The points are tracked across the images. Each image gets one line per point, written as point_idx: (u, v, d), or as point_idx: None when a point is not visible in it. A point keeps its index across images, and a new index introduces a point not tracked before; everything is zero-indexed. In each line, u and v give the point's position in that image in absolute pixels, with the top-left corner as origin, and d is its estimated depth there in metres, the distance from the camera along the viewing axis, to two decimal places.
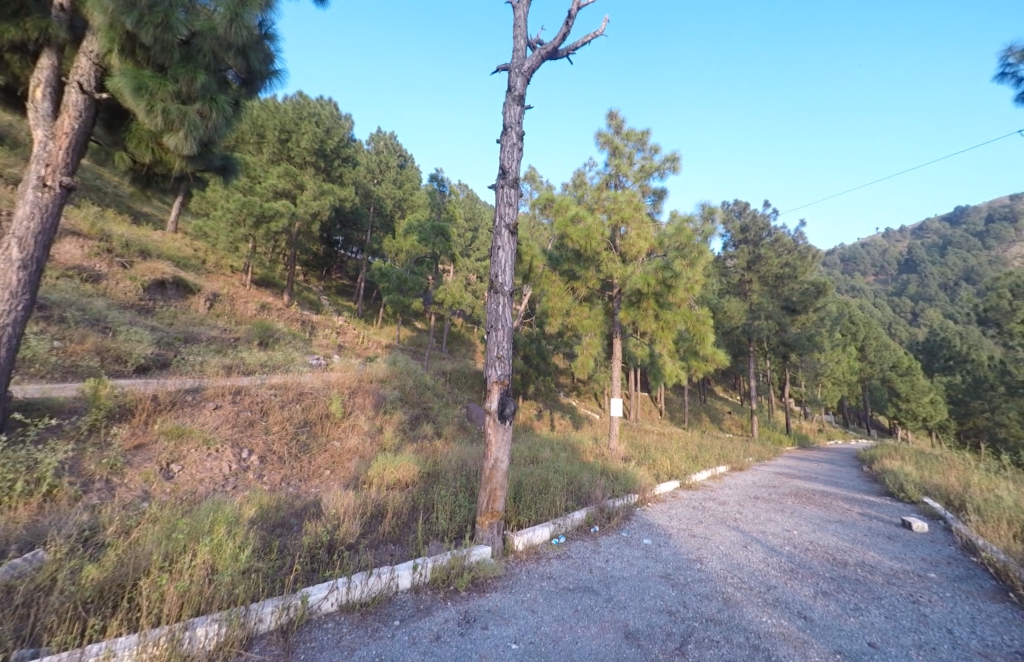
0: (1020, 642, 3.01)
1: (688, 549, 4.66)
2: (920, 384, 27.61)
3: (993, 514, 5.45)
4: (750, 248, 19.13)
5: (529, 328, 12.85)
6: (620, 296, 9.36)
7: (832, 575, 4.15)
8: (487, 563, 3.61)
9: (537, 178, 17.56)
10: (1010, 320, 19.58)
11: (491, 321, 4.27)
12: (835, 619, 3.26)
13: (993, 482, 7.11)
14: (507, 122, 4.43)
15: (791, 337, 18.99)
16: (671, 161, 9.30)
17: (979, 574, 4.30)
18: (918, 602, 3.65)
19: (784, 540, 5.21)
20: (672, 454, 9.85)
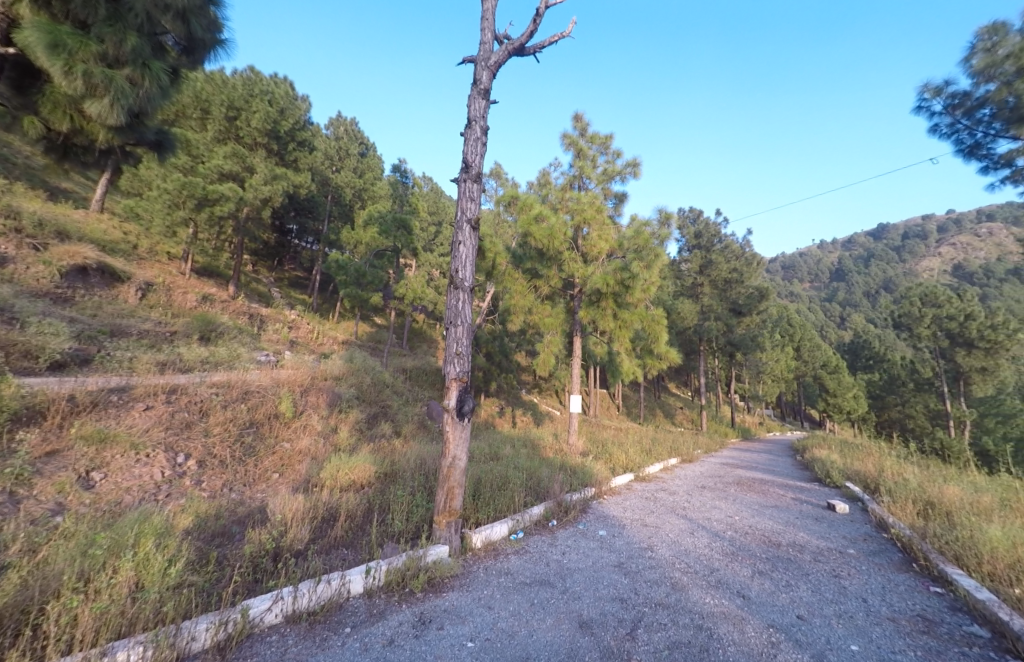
0: (923, 607, 3.35)
1: (640, 538, 4.83)
2: (846, 379, 29.86)
3: (902, 493, 6.06)
4: (702, 253, 20.09)
5: (491, 326, 12.81)
6: (581, 295, 9.51)
7: (768, 556, 4.45)
8: (444, 562, 3.57)
9: (502, 174, 17.51)
10: (920, 324, 21.82)
11: (450, 316, 4.20)
12: (769, 596, 3.48)
13: (904, 468, 7.90)
14: (471, 115, 4.35)
15: (737, 338, 20.18)
16: (633, 166, 9.55)
17: (891, 547, 4.77)
18: (840, 576, 3.98)
19: (727, 525, 5.53)
20: (628, 448, 10.19)
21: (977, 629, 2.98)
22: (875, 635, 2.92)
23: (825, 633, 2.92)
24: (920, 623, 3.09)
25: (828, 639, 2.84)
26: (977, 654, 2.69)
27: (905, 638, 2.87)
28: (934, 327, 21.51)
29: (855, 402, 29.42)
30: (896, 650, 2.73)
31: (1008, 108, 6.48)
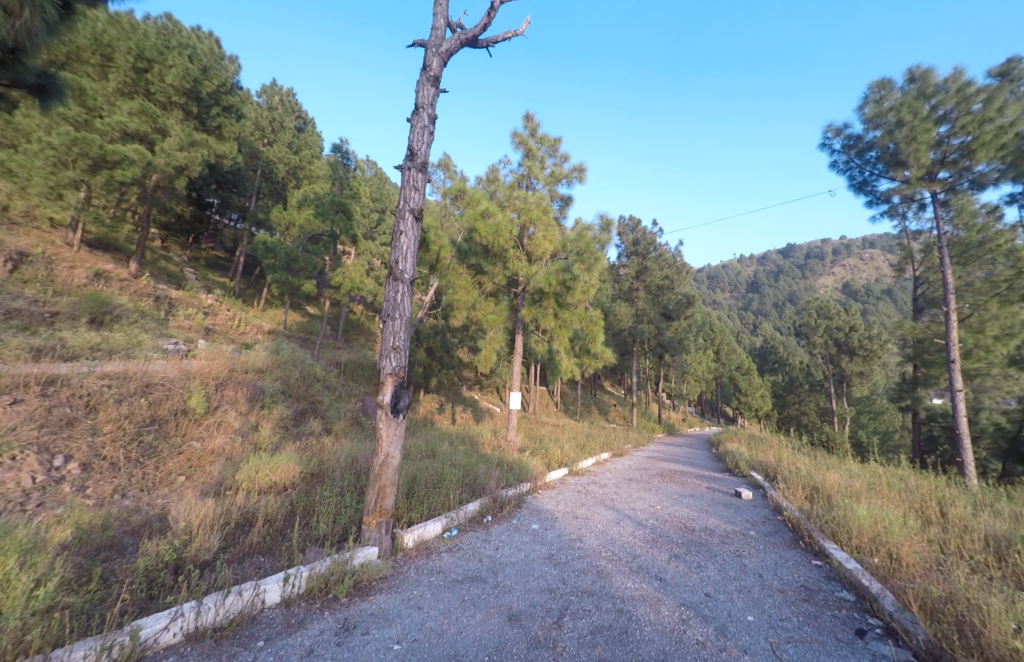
0: (806, 578, 3.82)
1: (571, 530, 5.00)
2: (755, 380, 32.73)
3: (795, 480, 6.86)
4: (639, 259, 21.19)
5: (433, 320, 12.56)
6: (525, 293, 9.60)
7: (683, 541, 4.82)
8: (373, 565, 3.43)
9: (451, 166, 17.22)
10: (816, 334, 24.80)
11: (388, 309, 4.03)
12: (683, 577, 3.76)
13: (798, 458, 8.94)
14: (419, 101, 4.20)
15: (666, 340, 21.59)
16: (579, 172, 9.80)
17: (784, 528, 5.38)
18: (742, 555, 4.42)
19: (649, 514, 5.90)
20: (563, 444, 10.52)
21: (847, 594, 3.44)
22: (767, 606, 3.26)
23: (727, 607, 3.22)
24: (804, 592, 3.51)
25: (730, 613, 3.14)
26: (846, 615, 3.10)
27: (791, 606, 3.25)
28: (826, 336, 24.54)
29: (763, 401, 32.75)
30: (783, 617, 3.07)
31: (884, 153, 9.87)
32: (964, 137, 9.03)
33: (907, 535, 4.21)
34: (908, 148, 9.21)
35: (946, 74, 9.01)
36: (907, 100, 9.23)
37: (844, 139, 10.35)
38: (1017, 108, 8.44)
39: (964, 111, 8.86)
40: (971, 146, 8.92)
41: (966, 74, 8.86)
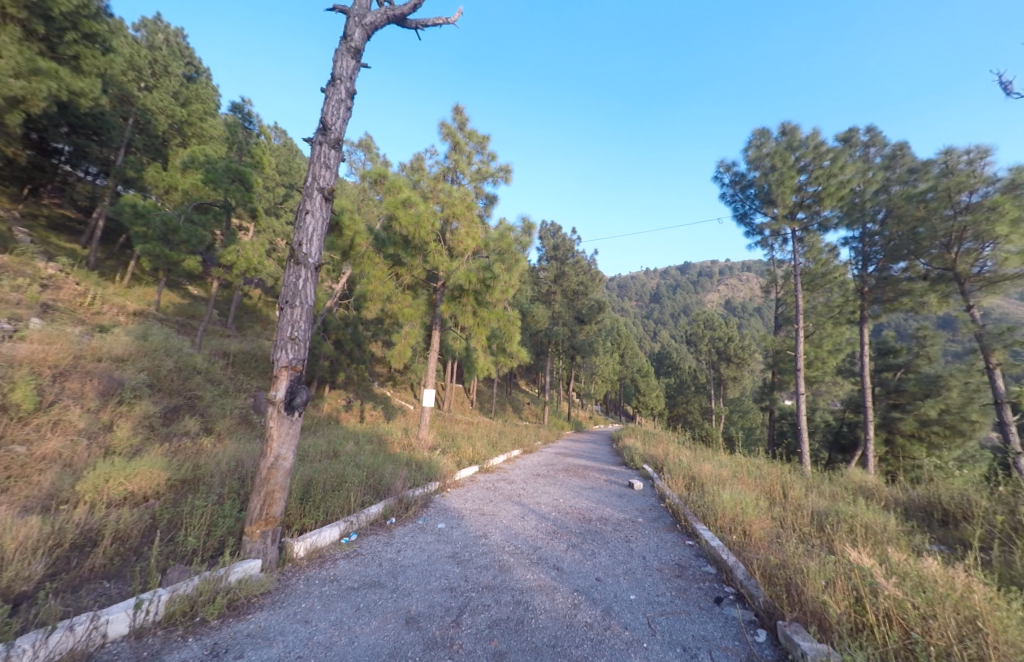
0: (680, 557, 4.31)
1: (476, 527, 5.03)
2: (653, 382, 36.05)
3: (678, 471, 7.72)
4: (557, 263, 22.03)
5: (344, 311, 11.76)
6: (444, 289, 9.42)
7: (580, 530, 5.13)
8: (253, 579, 3.11)
9: (372, 148, 16.29)
10: (703, 342, 28.09)
11: (287, 296, 3.67)
12: (578, 565, 3.99)
13: (683, 452, 10.04)
14: (336, 72, 3.89)
15: (578, 342, 22.79)
16: (505, 173, 9.91)
17: (666, 514, 6.00)
18: (629, 540, 4.84)
19: (552, 508, 6.18)
20: (475, 441, 10.56)
21: (711, 569, 3.94)
22: (647, 584, 3.61)
23: (613, 588, 3.49)
24: (677, 569, 3.95)
25: (615, 593, 3.40)
26: (708, 586, 3.56)
27: (667, 583, 3.62)
28: (711, 344, 27.94)
29: (658, 401, 36.21)
30: (660, 594, 3.41)
31: (760, 191, 11.54)
32: (816, 187, 10.91)
33: (759, 515, 4.96)
34: (778, 189, 10.91)
35: (808, 132, 10.78)
36: (779, 149, 10.89)
37: (730, 175, 11.89)
38: (854, 168, 10.40)
39: (818, 164, 10.69)
40: (821, 195, 10.82)
41: (821, 135, 10.69)
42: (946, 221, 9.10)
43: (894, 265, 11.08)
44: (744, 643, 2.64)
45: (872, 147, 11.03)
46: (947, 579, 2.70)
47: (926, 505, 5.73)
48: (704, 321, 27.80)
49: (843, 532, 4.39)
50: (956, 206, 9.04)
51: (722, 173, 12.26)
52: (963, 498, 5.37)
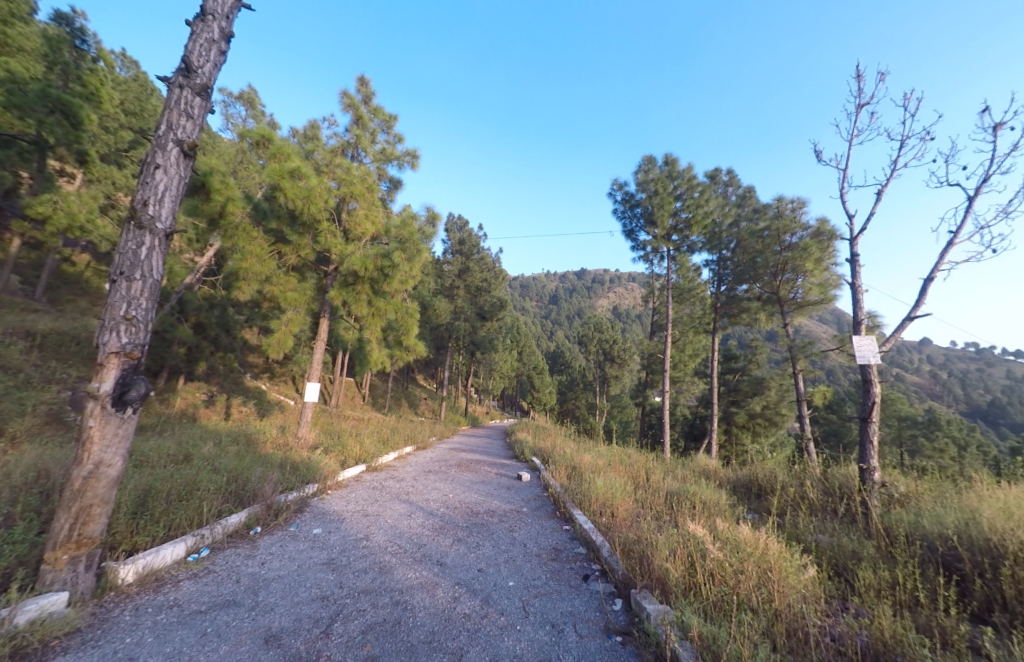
0: (557, 541, 4.63)
1: (357, 529, 4.75)
2: (546, 379, 37.98)
3: (562, 462, 8.26)
4: (462, 258, 21.81)
5: (209, 291, 10.12)
6: (336, 274, 8.68)
7: (466, 524, 5.19)
8: (54, 618, 2.51)
9: (258, 105, 14.26)
10: (593, 343, 30.45)
11: (122, 267, 3.02)
12: (462, 558, 4.03)
13: (569, 445, 10.76)
14: (207, 6, 3.31)
15: (479, 338, 22.93)
16: (413, 158, 9.49)
17: (548, 502, 6.39)
18: (513, 530, 5.04)
19: (441, 504, 6.13)
20: (364, 438, 9.97)
21: (582, 550, 4.30)
22: (525, 570, 3.80)
23: (494, 578, 3.59)
24: (553, 553, 4.23)
25: (495, 582, 3.51)
26: (579, 565, 3.89)
27: (542, 567, 3.85)
28: (600, 346, 30.43)
29: (551, 397, 38.28)
30: (535, 578, 3.61)
31: (644, 211, 12.92)
32: (687, 214, 12.60)
33: (626, 498, 5.55)
34: (659, 211, 12.38)
35: (684, 166, 12.42)
36: (661, 176, 12.35)
37: (621, 193, 13.12)
38: (716, 202, 12.27)
39: (690, 194, 12.37)
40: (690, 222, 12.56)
41: (694, 169, 12.39)
42: (775, 255, 11.27)
43: (738, 287, 13.32)
44: (603, 612, 2.93)
45: (730, 187, 13.11)
46: (756, 541, 3.33)
47: (748, 482, 7.05)
48: (595, 324, 30.14)
49: (688, 508, 5.18)
50: (782, 243, 11.21)
51: (615, 190, 13.49)
52: (774, 476, 6.70)
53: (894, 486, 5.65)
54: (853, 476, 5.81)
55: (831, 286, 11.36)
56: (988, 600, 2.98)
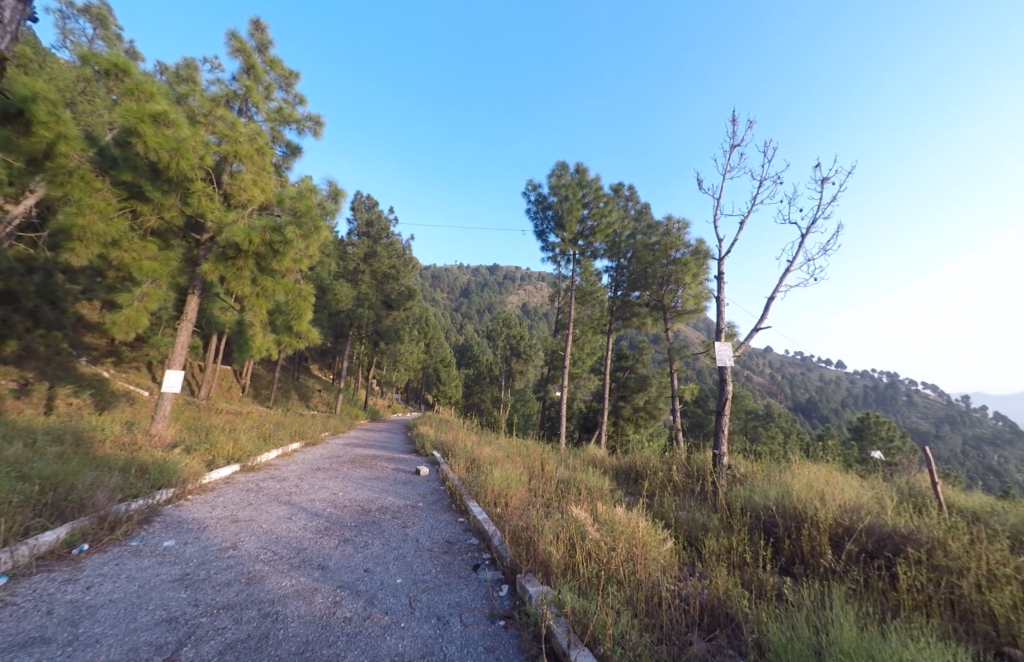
0: (450, 534, 4.63)
1: (222, 538, 4.19)
2: (453, 372, 37.62)
3: (462, 455, 8.25)
4: (369, 242, 20.41)
5: (28, 251, 8.03)
6: (211, 245, 7.52)
7: (355, 523, 4.91)
8: None
9: (112, 29, 11.64)
10: (501, 338, 30.95)
11: None
12: (346, 560, 3.80)
13: (471, 438, 10.79)
14: None
15: (383, 328, 21.80)
16: (318, 124, 8.64)
17: (444, 496, 6.36)
18: (406, 526, 4.91)
19: (327, 503, 5.71)
20: (240, 434, 8.84)
21: (474, 541, 4.35)
22: (415, 565, 3.73)
23: (381, 576, 3.46)
24: (445, 546, 4.21)
25: (381, 581, 3.38)
26: (470, 556, 3.94)
27: (433, 561, 3.82)
28: (507, 341, 31.03)
29: (456, 390, 38.06)
30: (425, 572, 3.56)
31: (555, 214, 13.49)
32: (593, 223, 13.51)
33: (520, 488, 5.76)
34: (568, 216, 13.05)
35: (593, 176, 13.24)
36: (572, 183, 13.01)
37: (535, 194, 13.53)
38: (617, 213, 13.31)
39: (596, 203, 13.24)
40: (594, 231, 13.51)
41: (601, 180, 13.27)
42: (662, 267, 12.59)
43: (631, 293, 14.64)
44: (489, 600, 3.01)
45: (631, 201, 14.30)
46: (629, 522, 3.70)
47: (629, 469, 7.80)
48: (503, 320, 30.64)
49: (576, 495, 5.55)
50: (668, 257, 12.54)
51: (529, 191, 13.88)
52: (651, 463, 7.50)
53: (739, 468, 6.72)
54: (709, 461, 6.78)
55: (703, 298, 13.26)
56: (793, 555, 3.71)
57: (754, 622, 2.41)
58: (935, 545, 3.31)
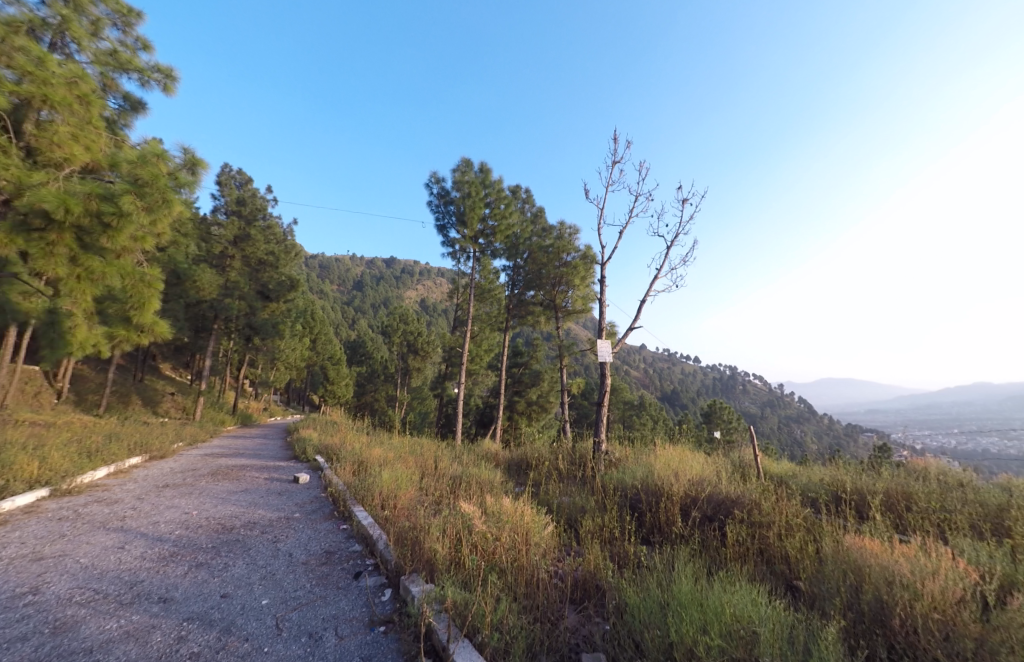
0: (330, 543, 4.31)
1: (16, 582, 3.30)
2: (343, 370, 34.94)
3: (348, 458, 7.72)
4: (241, 222, 17.77)
5: None
6: (5, 211, 5.81)
7: (212, 544, 4.28)
8: None
9: None
10: (396, 334, 29.66)
11: None
12: (198, 587, 3.29)
13: (359, 439, 10.15)
14: None
15: (257, 322, 19.27)
16: (170, 79, 7.26)
17: (326, 503, 5.90)
18: (278, 540, 4.43)
19: (176, 525, 4.87)
20: (51, 450, 7.03)
21: (357, 548, 4.12)
22: (286, 582, 3.39)
23: (242, 601, 3.07)
24: (323, 557, 3.91)
25: (242, 605, 3.00)
26: (351, 564, 3.72)
27: (308, 575, 3.52)
28: (403, 337, 29.88)
29: (346, 389, 35.45)
30: (297, 588, 3.27)
31: (456, 210, 13.41)
32: (494, 223, 13.77)
33: (410, 488, 5.60)
34: (469, 214, 13.08)
35: (495, 177, 13.46)
36: (475, 181, 13.07)
37: (437, 188, 13.26)
38: (517, 216, 13.77)
39: (497, 204, 13.51)
40: (495, 231, 13.81)
41: (503, 182, 13.57)
42: (555, 269, 13.35)
43: (526, 293, 15.25)
44: (369, 606, 2.89)
45: (528, 204, 14.87)
46: (515, 512, 3.86)
47: (520, 461, 8.12)
48: (400, 315, 29.42)
49: (467, 490, 5.60)
50: (561, 260, 13.30)
51: (431, 184, 13.56)
52: (540, 454, 7.91)
53: (615, 454, 7.46)
54: (591, 449, 7.40)
55: (589, 299, 14.26)
56: (652, 526, 4.26)
57: (615, 590, 2.71)
58: (752, 505, 4.11)
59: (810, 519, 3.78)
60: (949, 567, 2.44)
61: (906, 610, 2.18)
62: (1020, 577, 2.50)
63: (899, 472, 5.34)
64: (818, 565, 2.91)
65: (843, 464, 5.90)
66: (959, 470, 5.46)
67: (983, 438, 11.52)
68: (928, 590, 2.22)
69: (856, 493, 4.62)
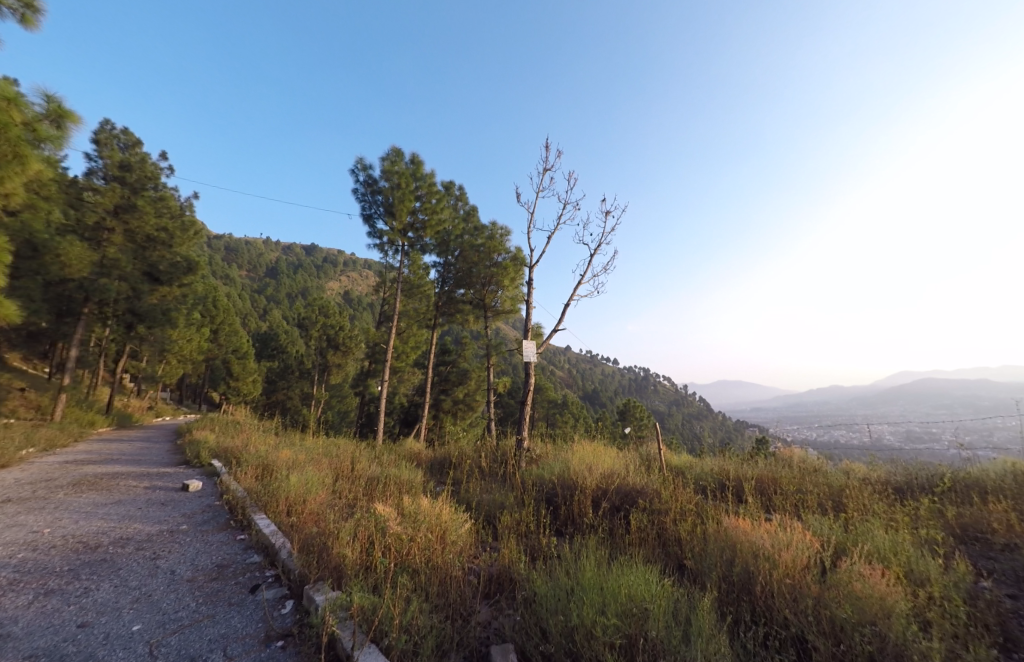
0: (222, 556, 3.89)
1: None
2: (250, 364, 31.76)
3: (251, 461, 7.04)
4: (124, 191, 15.33)
5: None
6: None
7: (69, 567, 3.64)
8: None
9: None
10: (314, 327, 27.60)
11: None
12: (46, 619, 2.78)
13: (265, 440, 9.30)
14: None
15: (143, 308, 16.76)
16: (31, 10, 5.99)
17: (220, 512, 5.31)
18: (157, 557, 3.90)
19: (19, 547, 4.05)
20: None
21: (256, 558, 3.79)
22: (164, 603, 3.01)
23: (105, 629, 2.66)
24: (213, 572, 3.52)
25: (106, 634, 2.61)
26: (246, 578, 3.40)
27: (194, 593, 3.15)
28: (322, 331, 27.94)
29: (253, 386, 32.28)
30: (179, 609, 2.91)
31: (384, 201, 12.90)
32: (424, 217, 13.41)
33: (321, 491, 5.27)
34: (398, 205, 12.61)
35: (427, 169, 13.10)
36: (406, 172, 12.63)
37: (363, 176, 12.63)
38: (449, 212, 13.54)
39: (429, 198, 13.17)
40: (425, 225, 13.48)
41: (434, 175, 13.24)
42: (486, 268, 13.44)
43: (456, 291, 15.09)
44: (265, 621, 2.67)
45: (461, 201, 14.67)
46: (432, 511, 3.82)
47: (442, 460, 8.04)
48: (318, 307, 27.43)
49: (383, 491, 5.41)
50: (491, 260, 13.37)
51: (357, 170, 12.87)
52: (464, 453, 7.90)
53: (536, 451, 7.70)
54: (514, 446, 7.56)
55: (517, 300, 14.60)
56: (566, 519, 4.47)
57: (526, 581, 2.81)
58: (653, 494, 4.49)
59: (698, 503, 4.24)
60: (799, 538, 2.90)
61: (768, 578, 2.54)
62: (849, 544, 3.05)
63: (771, 461, 6.22)
64: (704, 544, 3.26)
65: (730, 455, 6.70)
66: (816, 457, 6.49)
67: (835, 431, 13.79)
68: (783, 560, 2.62)
69: (737, 480, 5.28)
